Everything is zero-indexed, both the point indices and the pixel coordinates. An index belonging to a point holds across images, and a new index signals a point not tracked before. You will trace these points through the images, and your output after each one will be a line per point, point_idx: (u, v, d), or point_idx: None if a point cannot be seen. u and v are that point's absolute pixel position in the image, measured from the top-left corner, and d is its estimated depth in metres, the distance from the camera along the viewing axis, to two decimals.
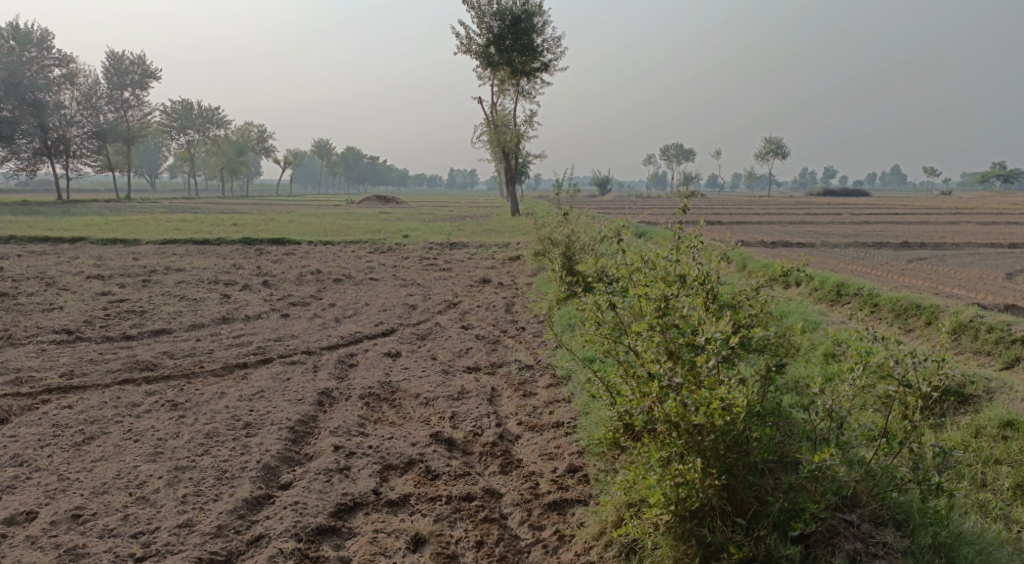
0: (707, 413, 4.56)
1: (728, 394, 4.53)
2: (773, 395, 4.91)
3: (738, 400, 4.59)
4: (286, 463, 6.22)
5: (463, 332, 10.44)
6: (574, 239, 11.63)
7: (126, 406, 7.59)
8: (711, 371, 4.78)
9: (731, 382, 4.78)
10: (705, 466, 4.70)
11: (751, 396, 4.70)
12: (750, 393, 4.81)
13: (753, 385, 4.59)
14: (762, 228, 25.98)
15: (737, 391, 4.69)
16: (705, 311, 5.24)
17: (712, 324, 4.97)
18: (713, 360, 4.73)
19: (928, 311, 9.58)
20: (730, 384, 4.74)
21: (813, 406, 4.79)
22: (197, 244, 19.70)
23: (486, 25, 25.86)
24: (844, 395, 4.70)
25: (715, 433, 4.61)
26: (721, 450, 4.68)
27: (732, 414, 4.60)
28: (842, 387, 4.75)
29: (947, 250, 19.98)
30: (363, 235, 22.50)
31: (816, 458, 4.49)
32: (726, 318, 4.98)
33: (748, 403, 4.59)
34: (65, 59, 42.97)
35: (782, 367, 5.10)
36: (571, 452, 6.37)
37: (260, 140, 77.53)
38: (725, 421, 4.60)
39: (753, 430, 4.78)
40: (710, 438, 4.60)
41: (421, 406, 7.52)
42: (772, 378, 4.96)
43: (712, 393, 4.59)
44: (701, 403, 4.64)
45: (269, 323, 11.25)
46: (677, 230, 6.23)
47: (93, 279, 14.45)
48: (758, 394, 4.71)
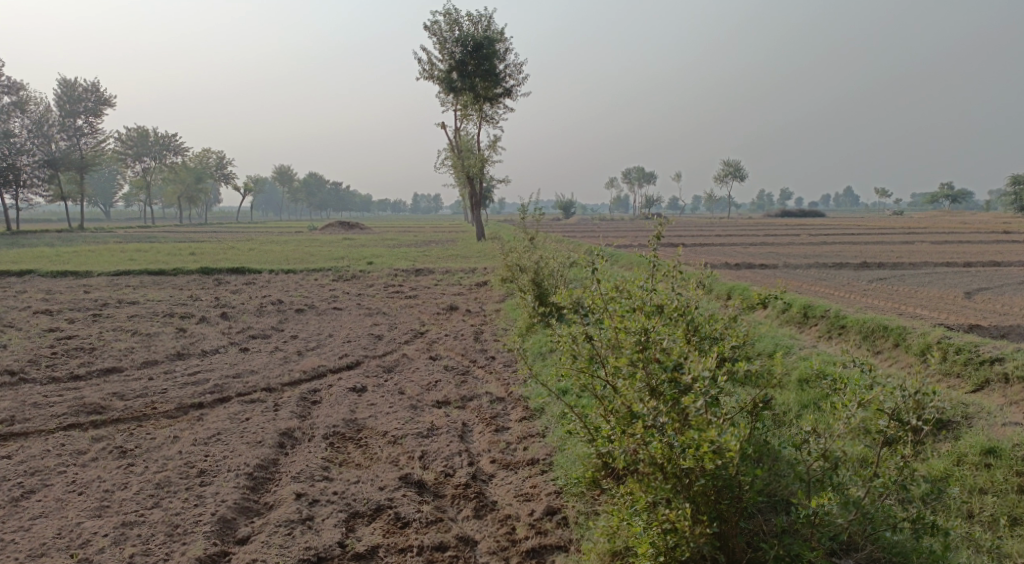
0: (696, 457, 4.33)
1: (716, 436, 4.30)
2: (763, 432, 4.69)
3: (729, 442, 4.36)
4: (244, 514, 5.82)
5: (431, 364, 10.10)
6: (542, 265, 11.38)
7: (71, 454, 7.10)
8: (698, 410, 4.54)
9: (720, 422, 4.55)
10: (694, 511, 4.48)
11: (741, 436, 4.47)
12: (739, 432, 4.58)
13: (744, 425, 4.35)
14: (725, 250, 26.12)
15: (725, 431, 4.46)
16: (688, 344, 5.03)
17: (696, 360, 4.76)
18: (700, 398, 4.50)
19: (896, 333, 9.49)
20: (719, 423, 4.50)
21: (804, 445, 4.58)
22: (153, 275, 19.06)
23: (448, 51, 25.74)
24: (838, 433, 4.49)
25: (705, 478, 4.39)
26: (709, 495, 4.47)
27: (721, 458, 4.37)
28: (836, 424, 4.54)
29: (905, 270, 20.21)
30: (325, 262, 22.04)
31: (810, 501, 4.27)
32: (710, 354, 4.76)
33: (741, 445, 4.35)
34: (15, 86, 41.87)
35: (769, 402, 4.88)
36: (548, 493, 6.07)
37: (219, 167, 76.41)
38: (716, 465, 4.37)
39: (745, 473, 4.56)
40: (699, 484, 4.39)
41: (388, 446, 7.15)
42: (760, 414, 4.74)
43: (700, 434, 4.36)
44: (688, 446, 4.41)
45: (227, 358, 10.77)
46: (653, 256, 6.00)
47: (40, 315, 13.79)
48: (748, 434, 4.49)
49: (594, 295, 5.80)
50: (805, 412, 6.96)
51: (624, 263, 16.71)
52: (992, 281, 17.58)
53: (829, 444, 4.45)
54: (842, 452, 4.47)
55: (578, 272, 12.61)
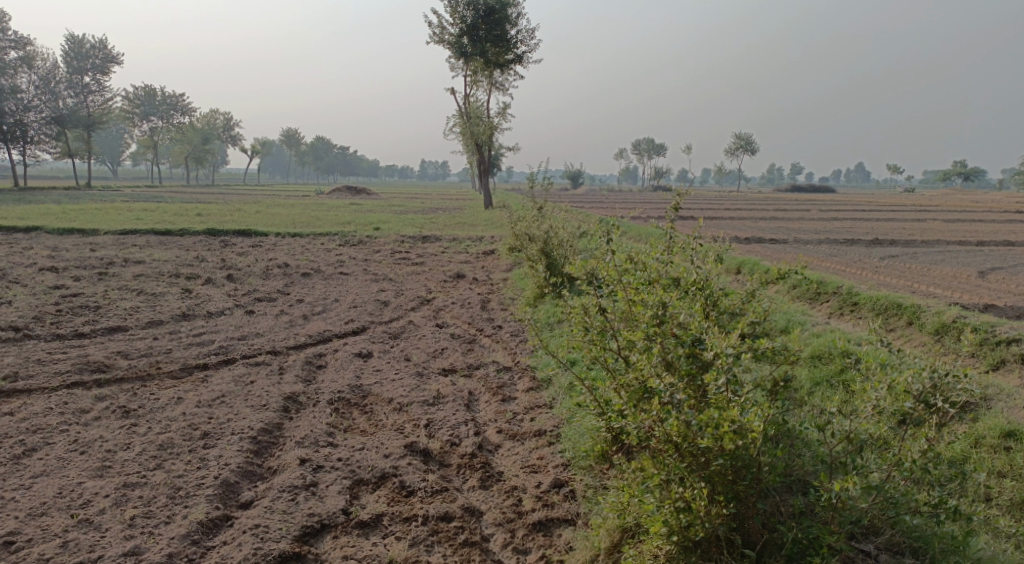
0: (715, 436, 4.22)
1: (738, 416, 4.17)
2: (782, 409, 4.57)
3: (751, 421, 4.24)
4: (247, 477, 5.75)
5: (438, 331, 9.98)
6: (552, 235, 11.19)
7: (74, 413, 7.03)
8: (719, 388, 4.41)
9: (741, 401, 4.41)
10: (711, 491, 4.39)
11: (763, 416, 4.35)
12: (759, 411, 4.46)
13: (768, 405, 4.23)
14: (734, 223, 25.85)
15: (746, 409, 4.34)
16: (707, 320, 4.90)
17: (720, 339, 4.62)
18: (722, 376, 4.37)
19: (910, 311, 9.33)
20: (740, 402, 4.37)
21: (827, 426, 4.46)
22: (160, 234, 18.95)
23: (460, 14, 25.26)
24: (865, 416, 4.36)
25: (723, 458, 4.28)
26: (726, 475, 4.38)
27: (740, 437, 4.25)
28: (862, 407, 4.41)
29: (917, 248, 19.94)
30: (332, 226, 21.88)
31: (833, 485, 4.15)
32: (733, 332, 4.62)
33: (763, 425, 4.22)
34: (22, 41, 41.39)
35: (789, 382, 4.75)
36: (555, 465, 5.97)
37: (227, 128, 75.91)
38: (736, 445, 4.24)
39: (765, 454, 4.44)
40: (717, 463, 4.28)
41: (394, 413, 7.06)
42: (780, 394, 4.62)
43: (720, 413, 4.23)
44: (707, 425, 4.30)
45: (232, 320, 10.66)
46: (670, 226, 5.84)
47: (46, 272, 13.68)
48: (769, 413, 4.36)
49: (608, 266, 5.65)
50: (818, 390, 6.86)
51: (634, 235, 16.51)
52: (1005, 261, 17.32)
53: (855, 427, 4.32)
54: (867, 436, 4.34)
55: (588, 242, 12.43)
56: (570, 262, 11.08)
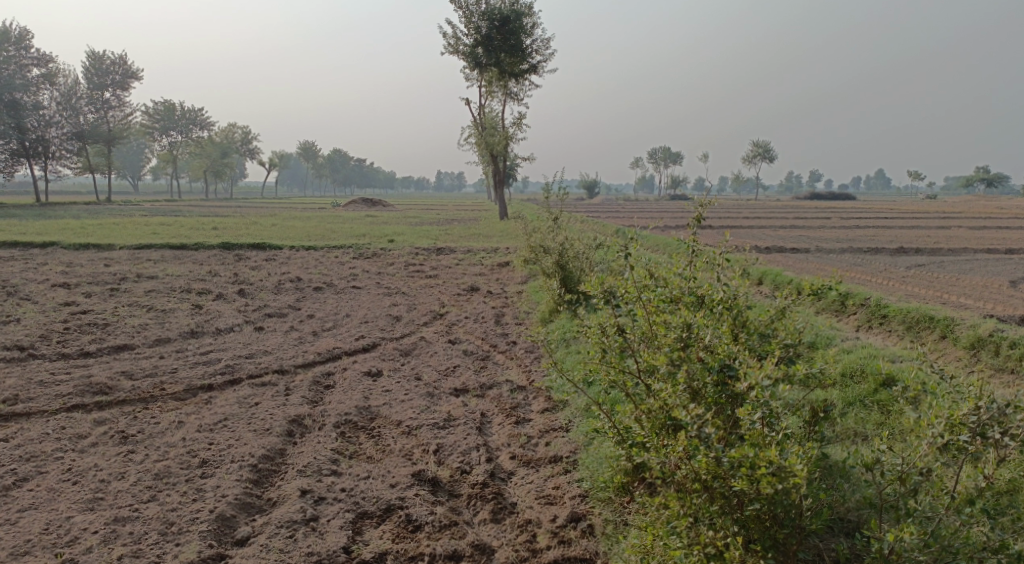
0: (752, 481, 3.89)
1: (776, 456, 3.84)
2: (822, 444, 4.26)
3: (791, 461, 3.91)
4: (245, 511, 5.44)
5: (450, 348, 9.64)
6: (568, 247, 10.79)
7: (70, 438, 6.75)
8: (754, 423, 4.10)
9: (779, 437, 4.05)
10: (746, 539, 4.09)
11: (804, 455, 4.02)
12: (798, 448, 4.13)
13: (810, 445, 3.91)
14: (755, 233, 25.34)
15: (784, 448, 4.01)
16: (738, 349, 4.59)
17: (757, 369, 4.26)
18: (758, 410, 4.05)
19: (943, 324, 8.86)
20: (778, 440, 4.03)
21: (875, 465, 4.14)
22: (174, 249, 18.80)
23: (474, 25, 25.07)
24: (919, 454, 4.04)
25: (762, 502, 3.97)
26: (762, 519, 4.07)
27: (778, 479, 3.92)
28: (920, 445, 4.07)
29: (944, 256, 19.38)
30: (347, 239, 21.66)
31: (886, 534, 3.80)
32: (769, 361, 4.26)
33: (805, 466, 3.89)
34: (44, 58, 41.69)
35: (829, 414, 4.40)
36: (572, 496, 5.61)
37: (245, 142, 76.28)
38: (775, 489, 3.89)
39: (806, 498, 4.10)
40: (753, 508, 4.00)
41: (402, 437, 6.72)
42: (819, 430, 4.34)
43: (757, 453, 3.90)
44: (740, 464, 4.00)
45: (241, 337, 10.38)
46: (692, 239, 5.45)
47: (58, 288, 13.51)
48: (809, 451, 4.03)
49: (627, 282, 5.29)
50: (852, 412, 6.48)
51: (652, 246, 16.12)
52: None
53: (909, 466, 4.02)
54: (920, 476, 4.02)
55: (604, 253, 12.04)
56: (586, 276, 10.71)
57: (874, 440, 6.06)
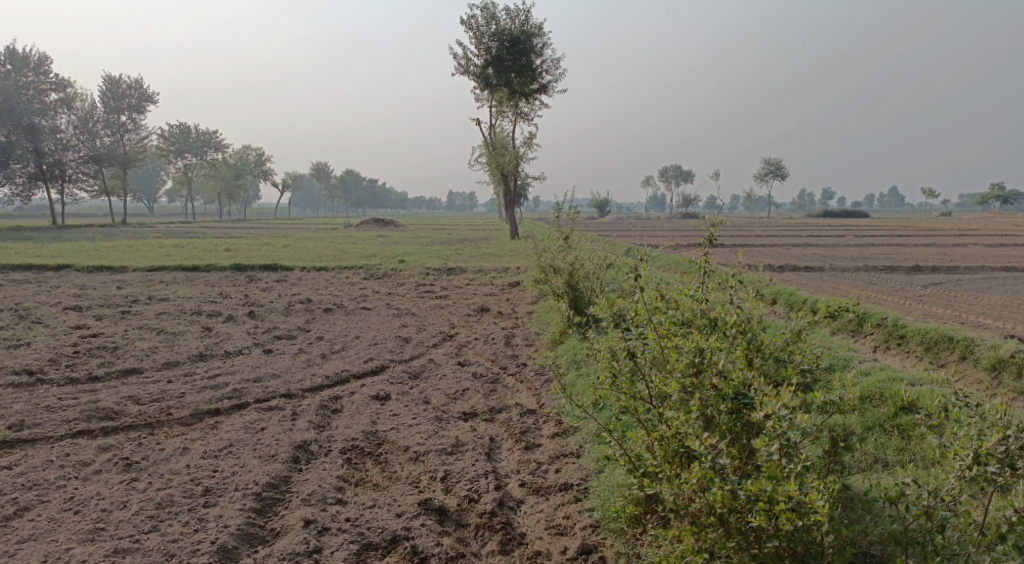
0: (770, 517, 3.79)
1: (796, 491, 3.71)
2: (843, 476, 4.13)
3: (811, 496, 3.78)
4: (248, 542, 5.34)
5: (459, 370, 9.52)
6: (578, 267, 10.67)
7: (74, 466, 6.66)
8: (771, 454, 3.97)
9: (798, 469, 3.94)
10: None
11: (825, 490, 3.89)
12: (819, 480, 4.00)
13: (830, 479, 3.81)
14: (768, 251, 25.14)
15: (804, 482, 3.88)
16: (754, 375, 4.47)
17: (775, 399, 4.15)
18: (775, 442, 3.91)
19: (963, 345, 8.67)
20: (796, 472, 3.90)
21: (901, 499, 4.15)
22: (186, 271, 18.81)
23: (484, 46, 25.15)
24: (947, 488, 4.04)
25: (779, 539, 3.88)
26: (781, 556, 3.95)
27: (798, 516, 3.80)
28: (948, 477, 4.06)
29: (961, 274, 19.11)
30: (358, 259, 21.64)
31: None
32: (787, 390, 4.15)
33: (826, 501, 3.77)
34: (61, 83, 42.17)
35: (850, 444, 4.30)
36: (583, 526, 5.48)
37: (258, 164, 76.88)
38: (794, 525, 3.78)
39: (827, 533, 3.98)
40: (772, 545, 3.88)
41: (409, 463, 6.59)
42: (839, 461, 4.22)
43: (773, 488, 3.79)
44: (757, 498, 3.93)
45: (250, 360, 10.30)
46: (704, 259, 5.31)
47: (69, 311, 13.51)
48: (830, 485, 3.94)
49: (637, 305, 5.17)
50: (871, 437, 6.34)
51: (663, 265, 15.98)
52: None
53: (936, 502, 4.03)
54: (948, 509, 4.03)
55: (615, 273, 11.91)
56: (597, 297, 10.58)
57: (894, 467, 5.91)
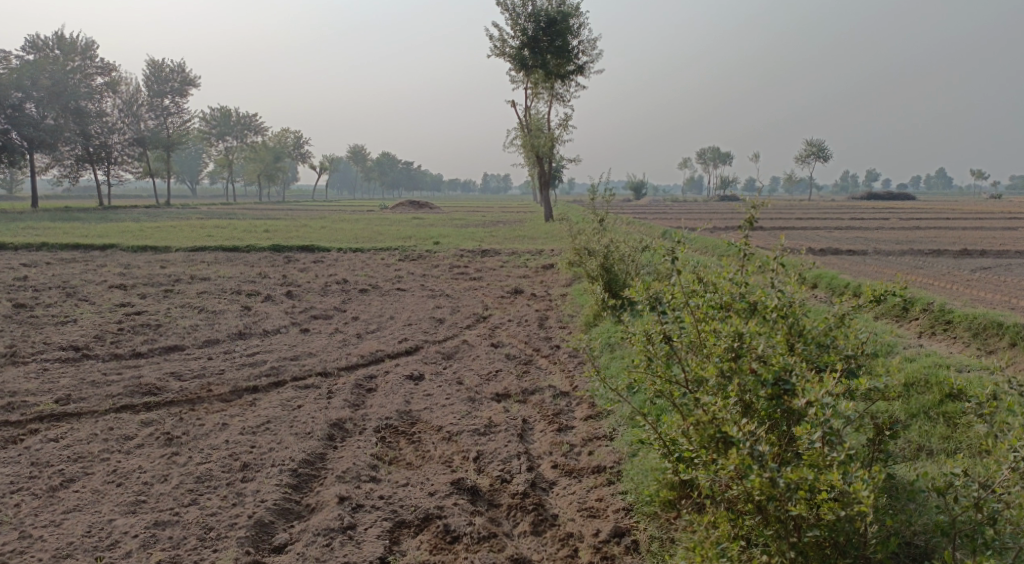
0: (809, 507, 3.71)
1: (838, 480, 3.63)
2: (886, 467, 4.04)
3: (855, 485, 3.69)
4: (283, 517, 5.42)
5: (493, 351, 9.53)
6: (613, 249, 10.57)
7: (117, 439, 6.81)
8: (812, 442, 3.88)
9: (840, 457, 3.84)
10: None
11: (869, 479, 3.80)
12: (862, 469, 3.90)
13: (876, 470, 3.68)
14: (809, 234, 24.66)
15: (847, 470, 3.80)
16: (796, 362, 4.38)
17: (819, 386, 4.04)
18: (818, 429, 3.81)
19: (1012, 331, 8.42)
20: (839, 461, 3.81)
21: (948, 490, 4.03)
22: (227, 251, 19.12)
23: (521, 27, 24.96)
24: (999, 481, 3.88)
25: (819, 528, 3.80)
26: (820, 546, 3.87)
27: (840, 505, 3.73)
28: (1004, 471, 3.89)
29: (1011, 258, 18.57)
30: (393, 241, 21.78)
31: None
32: (830, 377, 4.04)
33: (870, 491, 3.68)
34: (107, 67, 42.93)
35: (896, 433, 4.18)
36: (616, 510, 5.46)
37: (297, 146, 77.64)
38: (835, 515, 3.71)
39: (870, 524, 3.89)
40: (812, 534, 3.80)
41: (443, 443, 6.62)
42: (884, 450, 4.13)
43: (813, 476, 3.72)
44: (798, 487, 3.80)
45: (287, 339, 10.44)
46: (743, 242, 5.22)
47: (114, 289, 13.82)
48: (874, 475, 3.82)
49: (674, 288, 5.09)
50: (915, 424, 6.25)
51: (700, 248, 15.80)
52: None
53: (988, 494, 3.90)
54: (999, 503, 3.89)
55: (651, 256, 11.77)
56: (631, 280, 10.47)
57: (940, 456, 5.82)
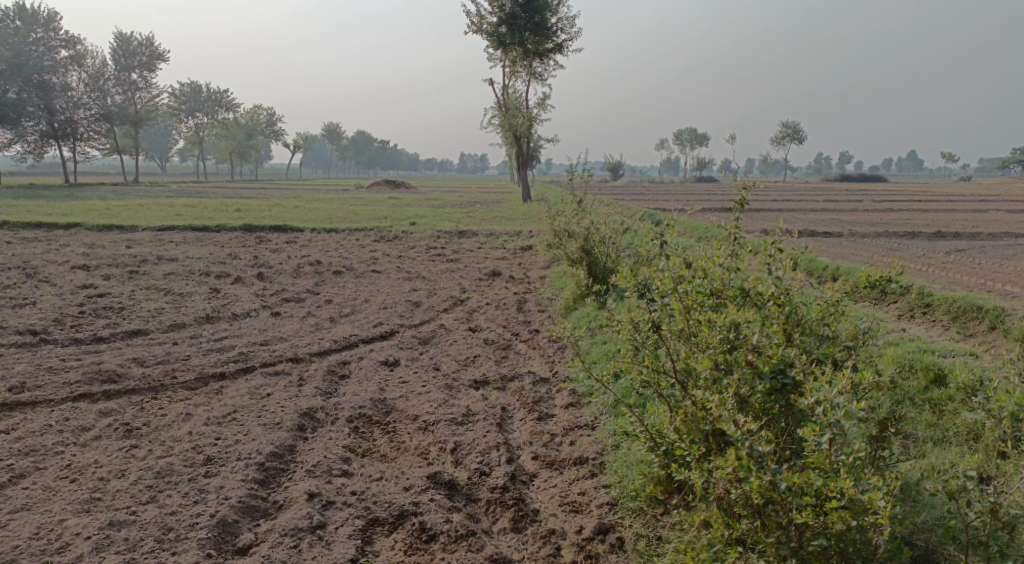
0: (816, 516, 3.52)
1: (850, 489, 3.41)
2: (895, 469, 3.84)
3: (869, 493, 3.48)
4: (248, 515, 5.13)
5: (470, 336, 9.23)
6: (593, 231, 10.29)
7: (73, 431, 6.44)
8: (819, 444, 3.67)
9: (846, 459, 3.63)
10: None
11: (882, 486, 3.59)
12: (872, 474, 3.69)
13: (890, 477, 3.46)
14: (785, 216, 24.63)
15: (858, 476, 3.58)
16: (796, 357, 4.16)
17: (827, 383, 3.83)
18: (826, 431, 3.58)
19: (992, 315, 8.32)
20: (847, 465, 3.59)
21: (960, 495, 3.82)
22: (196, 231, 18.56)
23: (498, 3, 24.47)
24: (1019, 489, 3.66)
25: (824, 537, 3.59)
26: (826, 555, 3.67)
27: (850, 512, 3.52)
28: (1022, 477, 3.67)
29: (984, 241, 18.62)
30: (368, 221, 21.35)
31: None
32: (837, 374, 3.82)
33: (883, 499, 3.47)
34: (72, 40, 41.56)
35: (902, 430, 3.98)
36: (600, 504, 5.23)
37: (269, 124, 76.05)
38: (839, 524, 3.49)
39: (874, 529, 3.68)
40: (817, 543, 3.59)
41: (418, 433, 6.34)
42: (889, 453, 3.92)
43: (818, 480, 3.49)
44: (802, 492, 3.58)
45: (257, 323, 10.06)
46: (735, 224, 4.96)
47: (77, 270, 13.28)
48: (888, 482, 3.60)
49: (663, 274, 4.81)
50: (901, 410, 6.12)
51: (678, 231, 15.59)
52: None
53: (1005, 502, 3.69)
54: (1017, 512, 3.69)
55: (631, 237, 11.50)
56: (613, 263, 10.19)
57: (928, 445, 5.69)
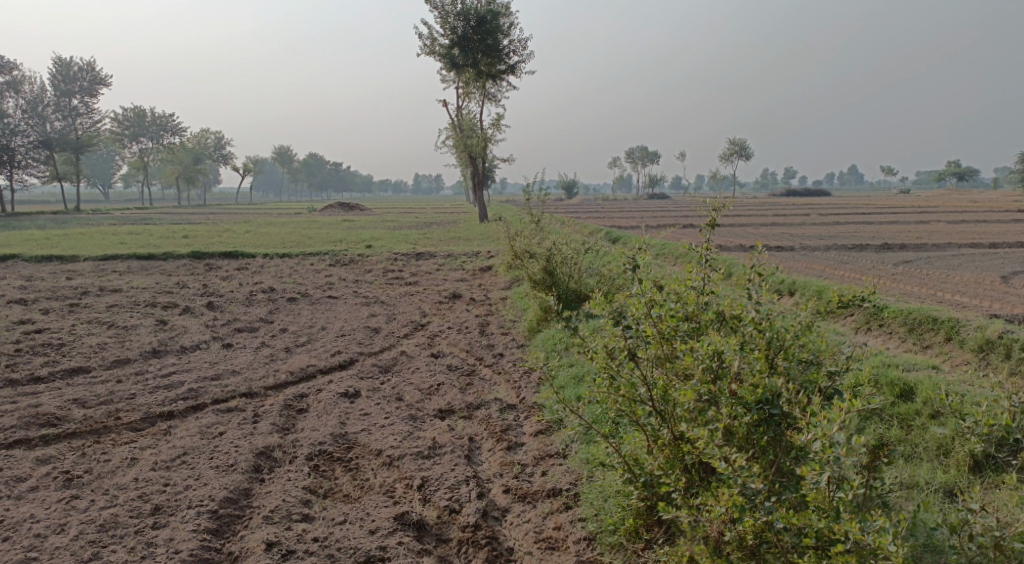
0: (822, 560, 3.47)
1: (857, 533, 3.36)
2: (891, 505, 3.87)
3: (874, 536, 3.39)
4: None
5: (432, 362, 8.94)
6: (554, 252, 10.12)
7: (7, 483, 5.96)
8: (817, 482, 3.61)
9: (846, 498, 3.60)
10: None
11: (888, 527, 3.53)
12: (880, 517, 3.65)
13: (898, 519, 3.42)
14: (737, 232, 24.88)
15: (863, 518, 3.53)
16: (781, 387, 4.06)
17: (824, 419, 3.80)
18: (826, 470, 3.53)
19: (947, 326, 8.32)
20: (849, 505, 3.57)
21: None
22: (142, 260, 17.88)
23: (450, 25, 24.35)
24: None
25: None
26: None
27: (853, 554, 3.44)
28: None
29: (930, 252, 18.98)
30: (322, 245, 20.90)
31: None
32: (835, 411, 3.77)
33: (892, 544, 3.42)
34: (8, 66, 40.18)
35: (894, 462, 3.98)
36: (576, 540, 5.01)
37: (217, 148, 74.70)
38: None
39: None
40: None
41: (382, 469, 6.05)
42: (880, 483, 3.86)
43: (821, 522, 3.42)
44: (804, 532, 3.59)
45: (207, 356, 9.60)
46: (706, 244, 4.81)
47: (14, 305, 12.60)
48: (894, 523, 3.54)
49: (637, 298, 4.61)
50: (870, 426, 6.01)
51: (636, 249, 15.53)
52: None
53: None
54: None
55: (591, 256, 11.36)
56: (575, 283, 10.01)
57: (898, 460, 5.60)
